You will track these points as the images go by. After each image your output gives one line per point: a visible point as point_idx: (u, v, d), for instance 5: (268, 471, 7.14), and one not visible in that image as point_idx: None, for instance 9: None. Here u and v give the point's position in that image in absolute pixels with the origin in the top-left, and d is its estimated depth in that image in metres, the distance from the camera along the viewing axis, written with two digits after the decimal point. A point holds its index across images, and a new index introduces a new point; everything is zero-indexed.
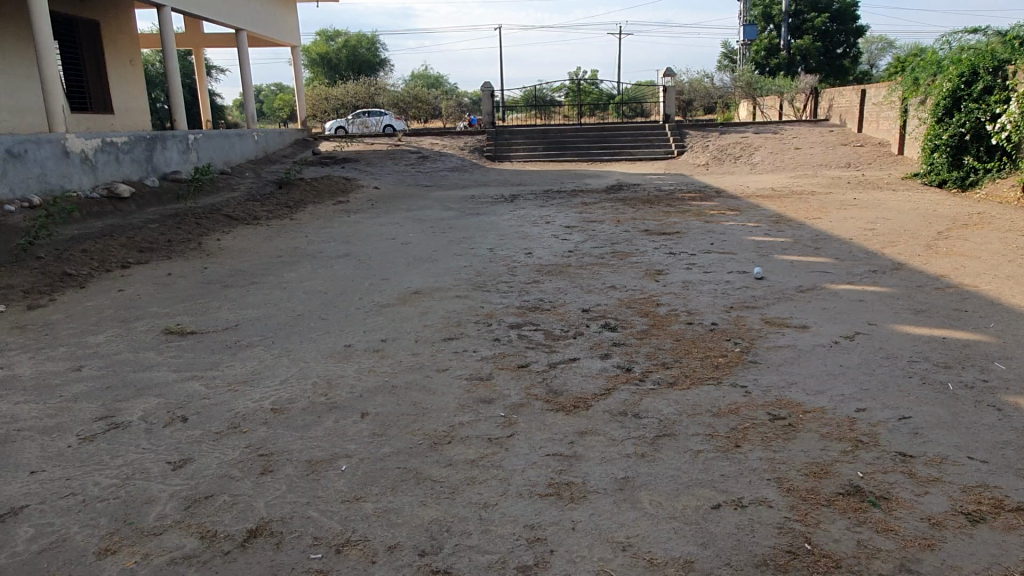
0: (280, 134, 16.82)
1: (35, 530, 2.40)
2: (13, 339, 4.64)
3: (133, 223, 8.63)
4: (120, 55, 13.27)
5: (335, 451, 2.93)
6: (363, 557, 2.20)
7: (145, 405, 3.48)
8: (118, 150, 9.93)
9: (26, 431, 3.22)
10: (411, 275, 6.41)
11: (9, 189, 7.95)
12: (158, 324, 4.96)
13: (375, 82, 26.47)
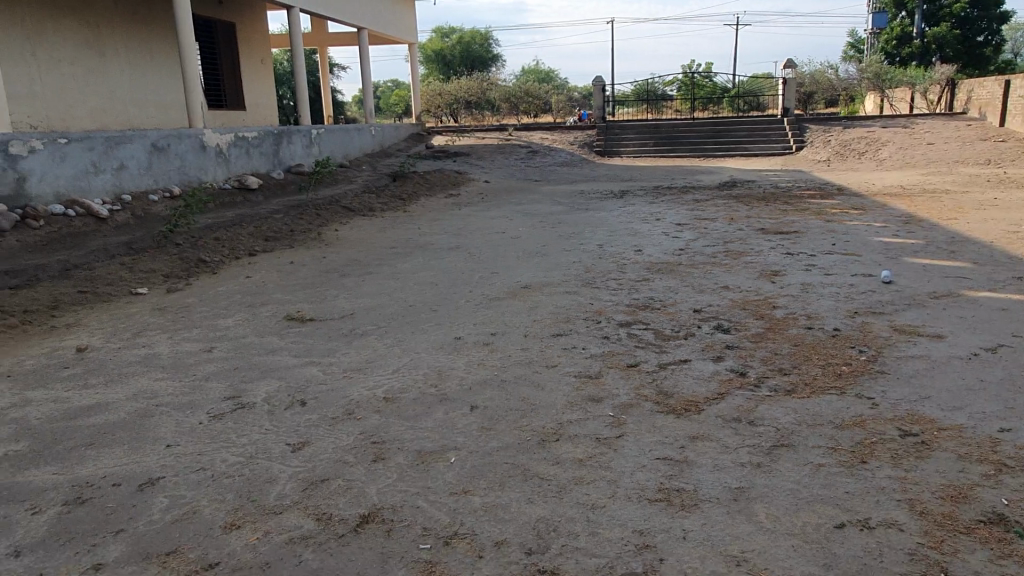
0: (396, 129, 17.34)
1: (170, 500, 2.57)
2: (153, 318, 5.00)
3: (261, 213, 9.14)
4: (252, 54, 14.06)
5: (445, 443, 2.98)
6: (471, 552, 2.22)
7: (268, 387, 3.67)
8: (249, 144, 10.52)
9: (163, 405, 3.46)
10: (521, 270, 6.44)
11: (153, 180, 8.60)
12: (282, 310, 5.22)
13: (488, 78, 26.85)
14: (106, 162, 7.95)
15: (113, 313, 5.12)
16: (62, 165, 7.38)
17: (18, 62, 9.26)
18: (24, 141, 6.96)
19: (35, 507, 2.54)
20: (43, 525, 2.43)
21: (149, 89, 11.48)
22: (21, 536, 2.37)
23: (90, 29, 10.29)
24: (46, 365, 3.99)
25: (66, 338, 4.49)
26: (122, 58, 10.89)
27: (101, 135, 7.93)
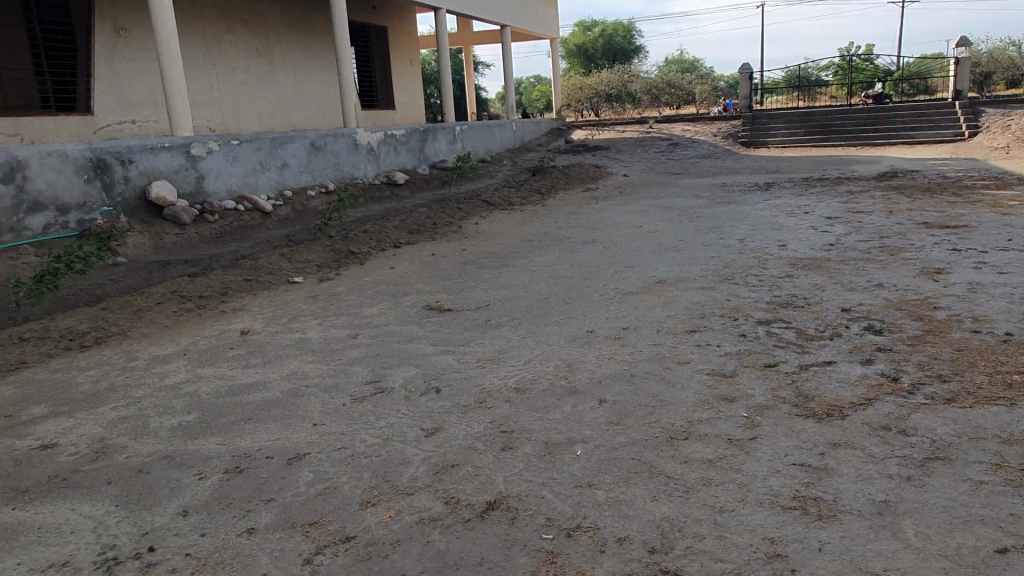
0: (537, 124, 17.51)
1: (314, 475, 2.76)
2: (307, 305, 5.37)
3: (406, 207, 9.55)
4: (402, 55, 14.69)
5: (572, 435, 2.99)
6: (592, 545, 2.22)
7: (406, 374, 3.84)
8: (397, 141, 11.01)
9: (312, 386, 3.71)
10: (657, 264, 6.31)
11: (311, 177, 9.22)
12: (422, 300, 5.43)
13: (630, 69, 26.49)
14: (271, 160, 8.61)
15: (272, 300, 5.54)
16: (233, 164, 8.08)
17: (200, 71, 10.24)
18: (203, 143, 7.69)
19: (200, 473, 2.81)
20: (208, 489, 2.69)
21: (310, 92, 12.30)
22: (189, 497, 2.63)
23: (260, 38, 11.18)
24: (215, 346, 4.39)
25: (232, 322, 4.92)
26: (287, 64, 11.74)
27: (267, 136, 8.60)
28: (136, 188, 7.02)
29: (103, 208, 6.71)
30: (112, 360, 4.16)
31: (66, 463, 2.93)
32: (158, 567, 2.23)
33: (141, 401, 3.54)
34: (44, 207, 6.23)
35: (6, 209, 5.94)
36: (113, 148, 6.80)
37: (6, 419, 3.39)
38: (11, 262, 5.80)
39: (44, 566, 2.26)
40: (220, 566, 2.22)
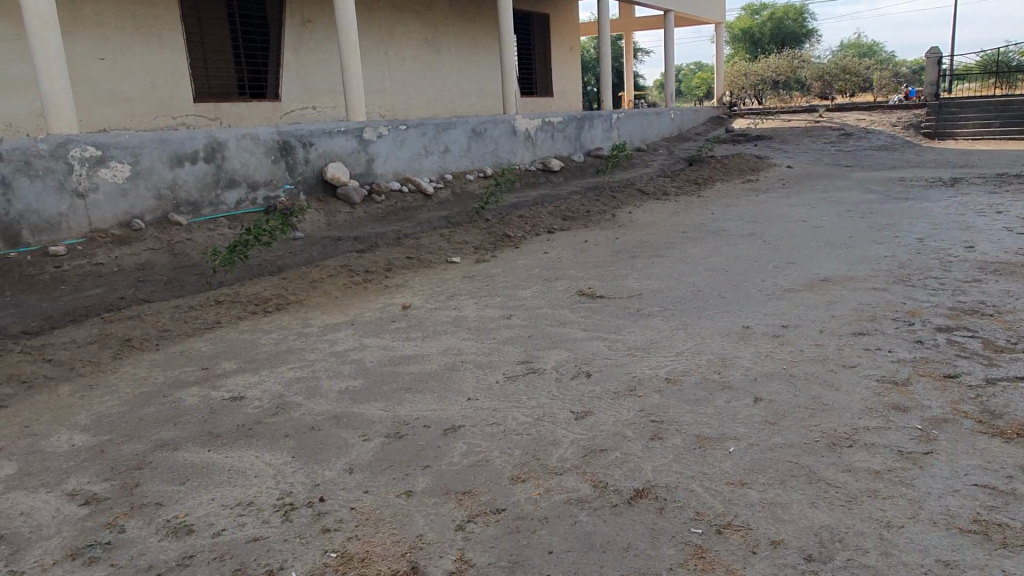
0: (696, 112, 16.99)
1: (467, 447, 2.88)
2: (464, 284, 5.57)
3: (560, 194, 9.63)
4: (563, 43, 14.76)
5: (725, 431, 2.92)
6: (744, 545, 2.16)
7: (558, 356, 3.90)
8: (554, 129, 11.10)
9: (467, 362, 3.86)
10: (823, 261, 5.96)
11: (471, 161, 9.52)
12: (574, 285, 5.48)
13: (800, 55, 25.02)
14: (434, 145, 8.98)
15: (432, 278, 5.80)
16: (400, 148, 8.50)
17: (373, 60, 10.83)
18: (374, 128, 8.16)
19: (365, 435, 3.01)
20: (371, 451, 2.88)
21: (473, 80, 12.65)
22: (354, 456, 2.83)
23: (429, 28, 11.64)
24: (380, 318, 4.67)
25: (395, 296, 5.20)
26: (453, 53, 12.14)
27: (432, 121, 8.97)
28: (315, 169, 7.59)
29: (287, 186, 7.31)
30: (290, 325, 4.55)
31: (252, 415, 3.24)
32: (326, 517, 2.42)
33: (314, 365, 3.85)
34: (237, 184, 6.89)
35: (206, 184, 6.64)
36: (296, 131, 7.38)
37: (203, 371, 3.80)
38: (208, 233, 6.47)
39: (232, 503, 2.53)
40: (381, 522, 2.38)
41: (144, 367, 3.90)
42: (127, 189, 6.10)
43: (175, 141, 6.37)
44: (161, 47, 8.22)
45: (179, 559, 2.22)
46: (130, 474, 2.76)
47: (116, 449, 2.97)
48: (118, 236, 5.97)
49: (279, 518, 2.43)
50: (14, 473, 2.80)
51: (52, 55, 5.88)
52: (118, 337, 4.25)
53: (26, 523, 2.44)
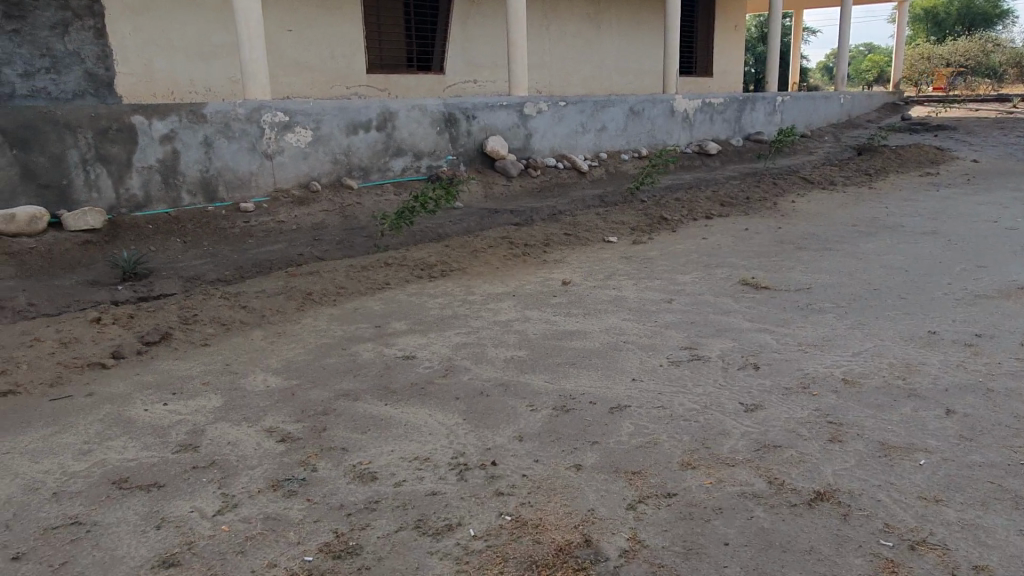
0: (869, 97, 15.81)
1: (634, 428, 2.87)
2: (621, 264, 5.53)
3: (718, 179, 9.31)
4: (729, 20, 14.13)
5: (914, 441, 2.72)
6: (942, 566, 2.02)
7: (723, 345, 3.79)
8: (716, 111, 10.66)
9: (630, 343, 3.84)
10: (1021, 267, 5.39)
11: (626, 140, 9.37)
12: (736, 274, 5.28)
13: (995, 38, 22.61)
14: (591, 123, 8.91)
15: (589, 256, 5.79)
16: (558, 125, 8.51)
17: (534, 36, 10.88)
18: (534, 103, 8.21)
19: (532, 405, 3.07)
20: (540, 421, 2.93)
21: (633, 57, 12.38)
22: (522, 425, 2.89)
23: (592, 4, 11.52)
24: (540, 292, 4.73)
25: (553, 271, 5.25)
26: (615, 29, 11.96)
27: (591, 99, 8.89)
28: (476, 141, 7.76)
29: (449, 156, 7.53)
30: (454, 292, 4.70)
31: (424, 374, 3.40)
32: (500, 480, 2.50)
33: (479, 331, 3.97)
34: (404, 152, 7.18)
35: (376, 151, 6.97)
36: (461, 104, 7.56)
37: (377, 329, 4.02)
38: (376, 198, 6.79)
39: (411, 457, 2.66)
40: (553, 492, 2.43)
41: (324, 320, 4.18)
42: (307, 153, 6.52)
43: (352, 110, 6.72)
44: (341, 19, 8.65)
45: (366, 503, 2.37)
46: (318, 418, 2.98)
47: (305, 393, 3.21)
48: (297, 196, 6.40)
49: (455, 476, 2.53)
50: (220, 405, 3.10)
51: (253, 24, 6.34)
52: (301, 290, 4.57)
53: (233, 452, 2.70)
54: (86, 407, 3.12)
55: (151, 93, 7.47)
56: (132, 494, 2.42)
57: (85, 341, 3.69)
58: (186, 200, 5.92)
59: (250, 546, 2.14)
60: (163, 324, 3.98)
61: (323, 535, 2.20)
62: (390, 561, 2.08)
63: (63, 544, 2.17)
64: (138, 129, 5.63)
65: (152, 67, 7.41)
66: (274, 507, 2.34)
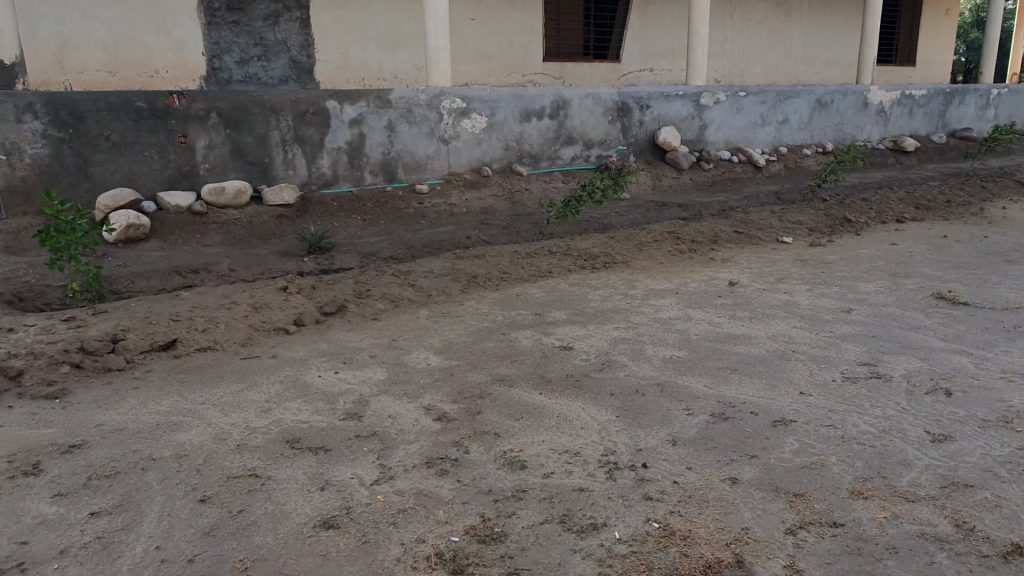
0: None
1: (800, 446, 2.67)
2: (795, 268, 5.17)
3: (914, 179, 8.47)
4: (939, 4, 12.76)
5: None
6: None
7: (908, 364, 3.44)
8: (917, 104, 9.65)
9: (800, 353, 3.58)
10: None
11: (810, 134, 8.75)
12: (929, 287, 4.77)
13: None
14: (772, 115, 8.41)
15: (759, 256, 5.48)
16: (735, 116, 8.11)
17: (717, 23, 10.45)
18: (712, 93, 7.87)
19: (689, 409, 2.95)
20: (696, 427, 2.81)
21: (825, 45, 11.53)
22: (677, 429, 2.79)
23: None
24: (706, 291, 4.54)
25: (719, 270, 5.02)
26: (806, 15, 11.19)
27: (774, 89, 8.38)
28: (648, 132, 7.58)
29: (619, 146, 7.42)
30: (615, 285, 4.62)
31: (580, 366, 3.38)
32: (650, 484, 2.43)
33: (638, 327, 3.88)
34: (574, 141, 7.17)
35: (547, 139, 7.01)
36: (636, 93, 7.42)
37: (536, 316, 4.05)
38: (544, 185, 6.84)
39: (562, 449, 2.65)
40: (704, 504, 2.32)
41: (486, 304, 4.27)
42: (481, 139, 6.69)
43: (527, 98, 6.81)
44: (522, 8, 8.77)
45: (514, 491, 2.38)
46: (474, 400, 3.04)
47: (463, 375, 3.30)
48: (469, 181, 6.60)
49: (604, 475, 2.49)
50: (385, 378, 3.27)
51: (439, 14, 6.58)
52: (466, 273, 4.70)
53: (393, 425, 2.82)
54: (270, 368, 3.41)
55: (345, 80, 7.98)
56: (303, 455, 2.61)
57: (272, 306, 4.03)
58: (368, 181, 6.29)
59: (402, 519, 2.23)
60: (340, 296, 4.24)
61: (470, 517, 2.24)
62: (533, 552, 2.08)
63: (242, 492, 2.37)
64: (331, 113, 6.05)
65: (347, 56, 7.93)
66: (426, 484, 2.42)
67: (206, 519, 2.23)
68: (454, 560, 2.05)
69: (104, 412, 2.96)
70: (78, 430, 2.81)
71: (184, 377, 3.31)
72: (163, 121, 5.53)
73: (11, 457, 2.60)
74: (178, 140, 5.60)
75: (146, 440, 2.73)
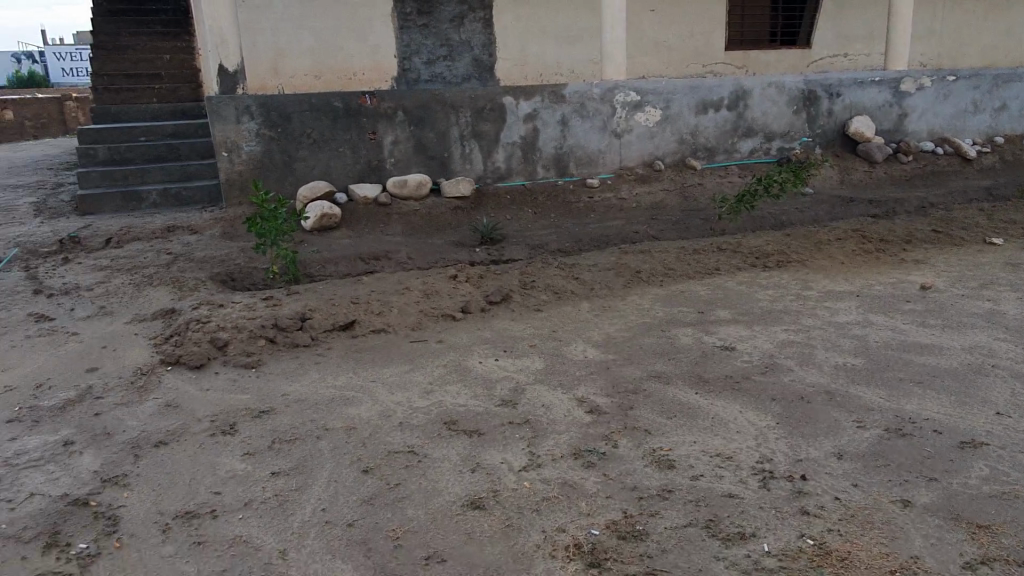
0: None
1: (990, 473, 2.38)
2: (1005, 273, 4.58)
3: None
4: None
5: None
6: None
7: None
8: None
9: (1000, 369, 3.17)
10: None
11: None
12: None
13: None
14: (988, 100, 7.46)
15: (961, 259, 4.91)
16: (943, 103, 7.30)
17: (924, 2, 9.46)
18: (915, 78, 7.14)
19: (861, 422, 2.73)
20: (866, 442, 2.60)
21: None
22: (845, 442, 2.59)
23: None
24: (891, 295, 4.16)
25: (911, 273, 4.57)
26: None
27: (992, 71, 7.44)
28: (838, 122, 7.04)
29: (804, 138, 6.97)
30: (788, 285, 4.36)
31: (741, 368, 3.23)
32: (807, 498, 2.28)
33: (810, 331, 3.64)
34: (755, 133, 6.84)
35: (725, 132, 6.75)
36: (825, 81, 6.92)
37: (699, 315, 3.92)
38: (719, 179, 6.59)
39: (714, 453, 2.56)
40: (868, 525, 2.14)
41: (649, 300, 4.20)
42: (654, 132, 6.58)
43: (704, 89, 6.60)
44: None
45: (660, 490, 2.34)
46: (627, 396, 3.02)
47: (619, 369, 3.28)
48: (641, 175, 6.53)
49: (757, 483, 2.37)
50: (541, 368, 3.33)
51: (617, 8, 6.55)
52: (630, 268, 4.65)
53: (545, 415, 2.88)
54: (436, 352, 3.59)
55: (524, 76, 8.06)
56: (458, 437, 2.73)
57: (441, 294, 4.24)
58: (540, 174, 6.42)
59: (545, 507, 2.27)
60: (505, 287, 4.37)
61: (612, 512, 2.24)
62: (673, 555, 2.04)
63: (401, 467, 2.54)
64: (507, 109, 6.23)
65: (526, 53, 8.01)
66: (571, 475, 2.44)
67: (367, 488, 2.42)
68: (592, 553, 2.06)
69: (290, 383, 3.27)
70: (268, 398, 3.13)
71: (360, 356, 3.58)
72: (356, 119, 5.98)
73: (214, 417, 2.96)
74: (368, 137, 6.03)
75: (324, 411, 2.99)
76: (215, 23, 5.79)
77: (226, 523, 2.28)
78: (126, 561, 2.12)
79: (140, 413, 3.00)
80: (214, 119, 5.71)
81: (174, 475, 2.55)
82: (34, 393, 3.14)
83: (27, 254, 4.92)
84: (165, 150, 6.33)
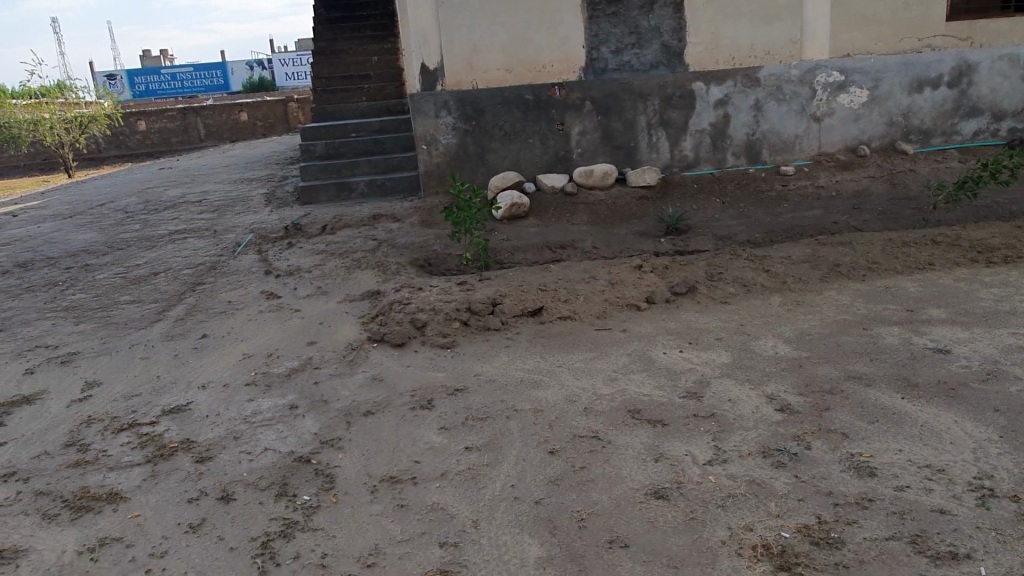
0: None
1: None
2: None
3: None
4: None
5: None
6: None
7: None
8: None
9: None
10: None
11: None
12: None
13: None
14: None
15: None
16: None
17: None
18: None
19: None
20: None
21: None
22: None
23: None
24: None
25: None
26: None
27: None
28: None
29: None
30: (1018, 284, 3.89)
31: (957, 373, 2.95)
32: None
33: None
34: (980, 112, 6.24)
35: (944, 111, 6.21)
36: None
37: (908, 312, 3.62)
38: (935, 165, 6.01)
39: (923, 464, 2.37)
40: None
41: (849, 295, 3.95)
42: (860, 114, 6.19)
43: (920, 65, 6.10)
44: None
45: (859, 498, 2.22)
46: (823, 396, 2.87)
47: (814, 367, 3.12)
48: (843, 162, 6.16)
49: (974, 500, 2.17)
50: (729, 361, 3.25)
51: None
52: (828, 260, 4.38)
53: (733, 410, 2.81)
54: (621, 341, 3.62)
55: (714, 61, 6.14)
56: (642, 426, 2.75)
57: (626, 283, 4.26)
58: (731, 162, 6.27)
59: (731, 503, 2.24)
60: (691, 278, 4.30)
61: (804, 516, 2.15)
62: (873, 567, 1.94)
63: (586, 451, 2.61)
64: (697, 95, 6.12)
65: (727, 30, 6.09)
66: (760, 472, 2.38)
67: (554, 469, 2.51)
68: (782, 555, 2.00)
69: (482, 364, 3.46)
70: (462, 377, 3.34)
71: (546, 341, 3.69)
72: (546, 111, 6.12)
73: (414, 392, 3.21)
74: (557, 128, 6.15)
75: (513, 392, 3.13)
76: (420, 22, 6.02)
77: (425, 490, 2.47)
78: (341, 514, 2.38)
79: (351, 383, 3.33)
80: (415, 115, 6.09)
81: (380, 442, 2.81)
82: (267, 361, 3.59)
83: (259, 239, 5.59)
84: (372, 145, 6.85)
